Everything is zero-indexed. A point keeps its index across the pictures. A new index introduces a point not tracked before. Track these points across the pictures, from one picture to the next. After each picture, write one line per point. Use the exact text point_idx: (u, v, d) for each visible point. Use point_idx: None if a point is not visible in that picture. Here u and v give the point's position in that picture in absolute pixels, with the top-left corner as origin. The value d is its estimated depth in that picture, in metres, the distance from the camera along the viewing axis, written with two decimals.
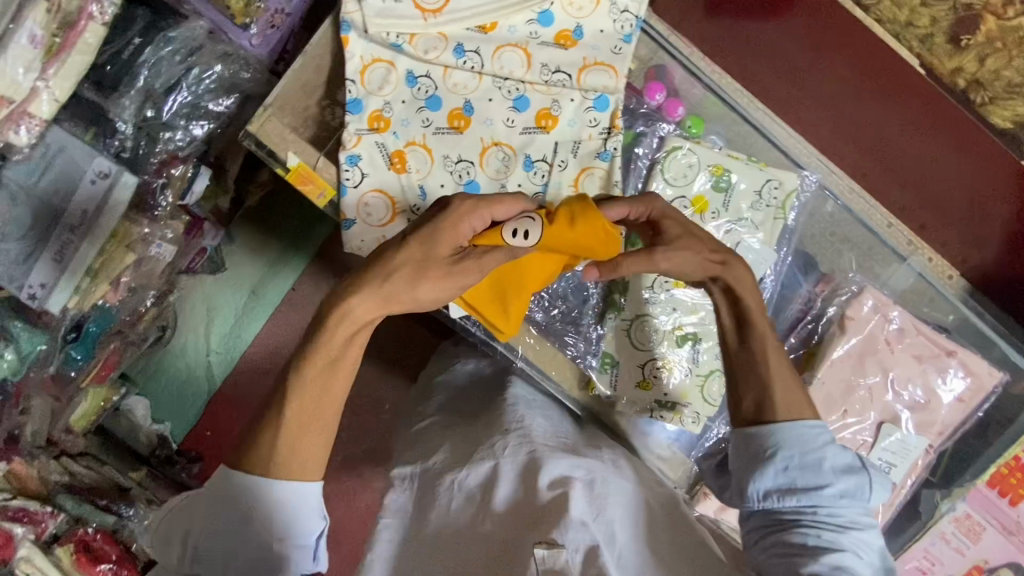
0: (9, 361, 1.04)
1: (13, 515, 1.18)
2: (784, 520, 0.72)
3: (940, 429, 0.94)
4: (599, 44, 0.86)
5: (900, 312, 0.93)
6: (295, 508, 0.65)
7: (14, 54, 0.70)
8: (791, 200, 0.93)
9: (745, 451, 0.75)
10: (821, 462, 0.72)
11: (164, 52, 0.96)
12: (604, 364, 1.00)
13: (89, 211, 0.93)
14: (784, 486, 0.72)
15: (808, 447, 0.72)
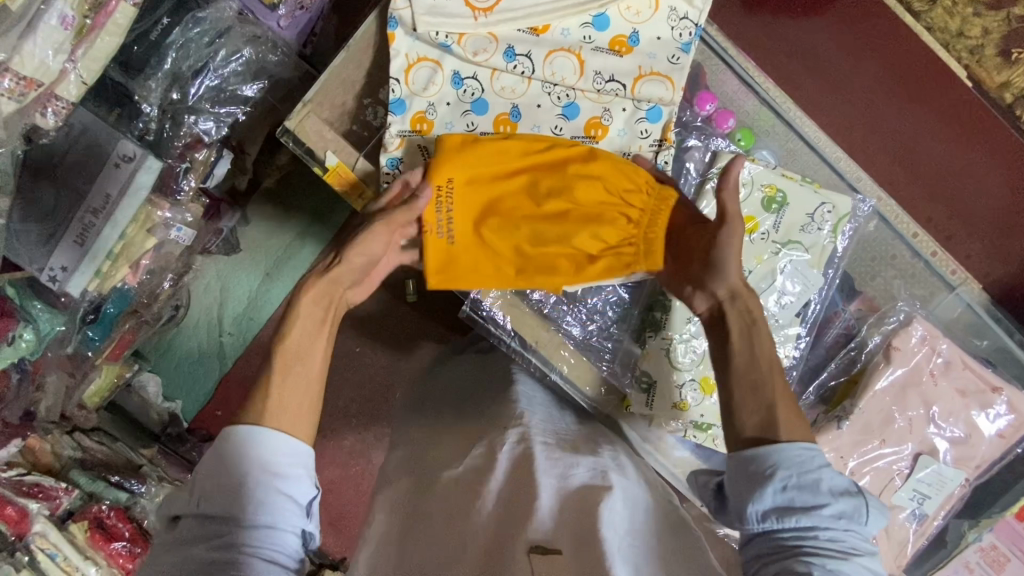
0: (28, 341, 1.00)
1: (27, 491, 1.17)
2: (785, 548, 0.61)
3: (978, 464, 0.88)
4: (655, 52, 0.83)
5: (949, 344, 0.87)
6: (296, 469, 0.63)
7: (43, 34, 0.67)
8: (843, 224, 0.88)
9: (742, 472, 0.65)
10: (819, 484, 0.62)
11: (192, 33, 0.92)
12: (641, 384, 0.89)
13: (111, 196, 0.89)
14: (782, 508, 0.62)
15: (806, 466, 0.63)
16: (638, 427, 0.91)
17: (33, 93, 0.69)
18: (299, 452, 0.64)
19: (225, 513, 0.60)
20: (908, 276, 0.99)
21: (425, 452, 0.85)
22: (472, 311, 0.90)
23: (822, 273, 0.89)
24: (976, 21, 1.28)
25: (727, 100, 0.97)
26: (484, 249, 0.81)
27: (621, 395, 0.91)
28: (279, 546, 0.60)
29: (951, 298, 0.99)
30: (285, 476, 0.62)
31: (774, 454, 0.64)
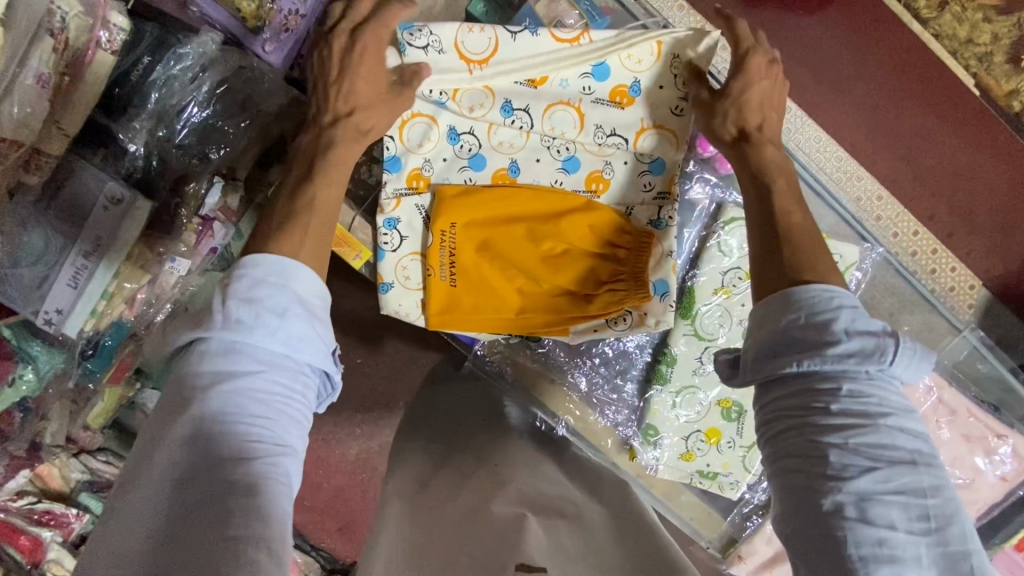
0: (29, 382, 1.00)
1: (40, 519, 1.23)
2: (796, 403, 0.60)
3: (981, 507, 0.91)
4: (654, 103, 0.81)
5: (954, 394, 0.88)
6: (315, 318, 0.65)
7: (22, 95, 0.64)
8: (848, 274, 0.88)
9: (765, 322, 0.63)
10: (832, 325, 0.59)
11: (174, 70, 0.90)
12: (647, 436, 0.88)
13: (102, 238, 0.88)
14: (795, 353, 0.60)
15: (817, 312, 0.60)
16: (645, 475, 0.89)
17: (16, 153, 0.67)
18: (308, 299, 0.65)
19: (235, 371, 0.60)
20: (918, 317, 0.95)
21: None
22: (476, 362, 0.93)
23: None
24: (985, 27, 1.27)
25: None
26: (486, 290, 0.82)
27: (627, 446, 0.89)
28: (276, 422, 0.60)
29: (958, 341, 0.96)
30: (314, 317, 0.64)
31: (788, 301, 0.62)
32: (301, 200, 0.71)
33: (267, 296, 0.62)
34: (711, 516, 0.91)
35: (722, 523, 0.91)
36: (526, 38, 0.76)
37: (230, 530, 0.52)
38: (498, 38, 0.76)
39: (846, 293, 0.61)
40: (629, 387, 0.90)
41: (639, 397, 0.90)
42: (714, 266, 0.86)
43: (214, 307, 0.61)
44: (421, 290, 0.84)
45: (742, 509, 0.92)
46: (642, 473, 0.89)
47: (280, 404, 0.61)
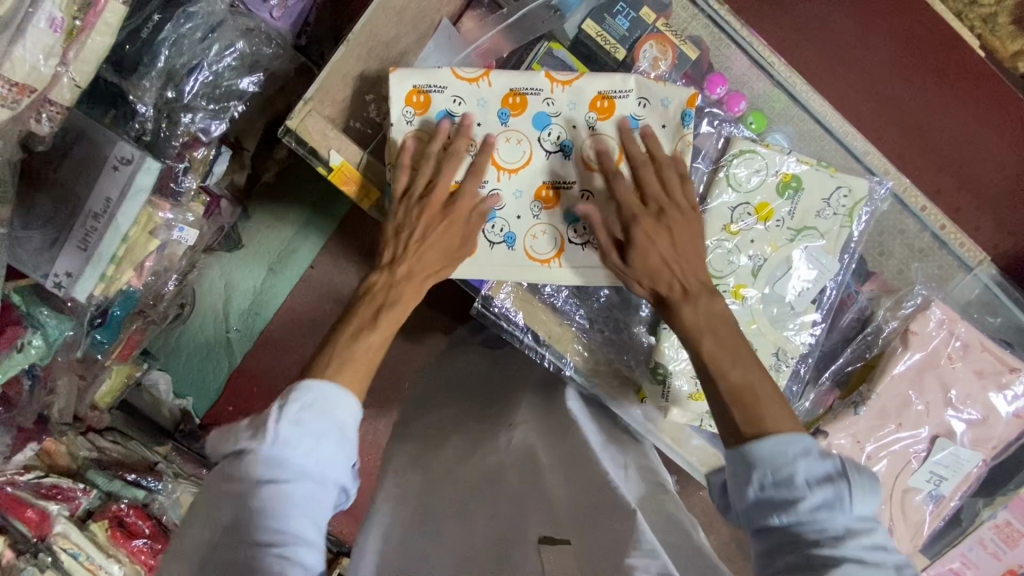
0: (38, 348, 0.98)
1: (47, 493, 1.13)
2: (790, 536, 0.57)
3: (995, 445, 0.87)
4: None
5: (967, 327, 0.86)
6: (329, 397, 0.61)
7: (33, 39, 0.65)
8: (859, 207, 0.83)
9: (742, 471, 0.62)
10: (795, 479, 0.58)
11: (184, 29, 0.90)
12: (656, 376, 0.86)
13: (112, 198, 0.87)
14: (765, 506, 0.59)
15: (780, 464, 0.59)
16: (658, 420, 0.88)
17: (26, 100, 0.68)
18: (323, 400, 0.61)
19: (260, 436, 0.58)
20: (929, 261, 0.96)
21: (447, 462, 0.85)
22: (483, 307, 0.87)
23: (838, 259, 0.85)
24: None
25: (739, 83, 0.95)
26: None
27: (637, 388, 0.88)
28: (306, 451, 0.58)
29: (969, 280, 0.97)
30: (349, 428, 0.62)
31: (746, 452, 0.62)
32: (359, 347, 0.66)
33: (289, 433, 0.58)
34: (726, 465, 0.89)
35: None
36: (498, 253, 0.80)
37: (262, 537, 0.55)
38: (477, 244, 0.80)
39: (803, 439, 0.60)
40: (637, 327, 0.90)
41: (649, 338, 0.89)
42: (723, 200, 0.84)
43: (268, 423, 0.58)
44: None
45: None
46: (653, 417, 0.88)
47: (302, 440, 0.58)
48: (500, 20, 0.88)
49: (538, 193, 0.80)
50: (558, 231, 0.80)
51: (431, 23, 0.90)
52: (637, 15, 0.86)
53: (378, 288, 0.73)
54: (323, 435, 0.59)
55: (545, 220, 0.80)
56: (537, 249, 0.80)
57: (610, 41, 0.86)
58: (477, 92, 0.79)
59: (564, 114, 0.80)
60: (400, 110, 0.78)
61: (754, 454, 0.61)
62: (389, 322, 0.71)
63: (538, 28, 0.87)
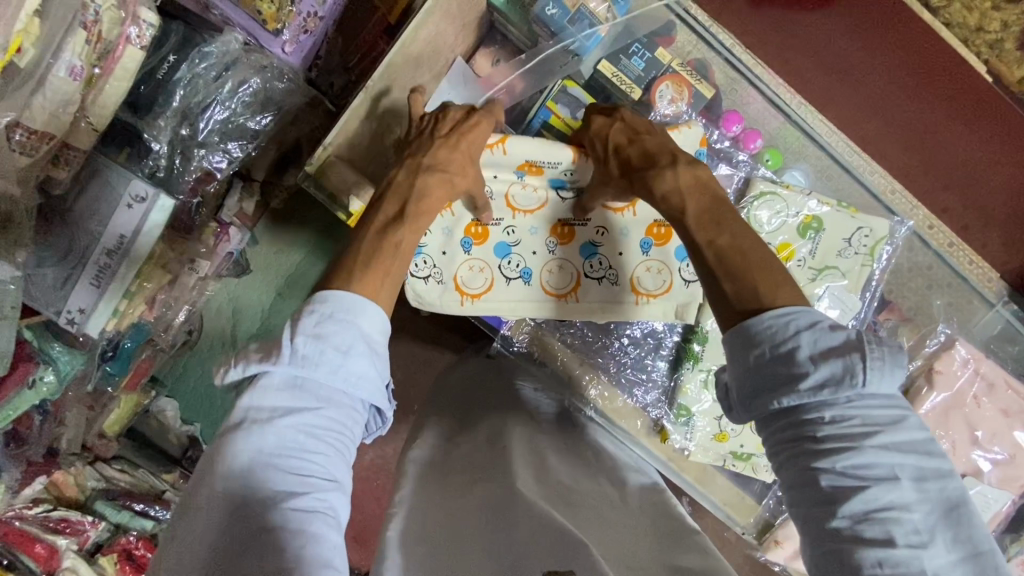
0: (49, 384, 0.98)
1: (55, 527, 1.14)
2: (793, 418, 0.54)
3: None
4: (657, 238, 0.83)
5: (991, 366, 0.86)
6: (352, 326, 0.57)
7: (54, 87, 0.66)
8: (880, 247, 0.84)
9: (741, 352, 0.56)
10: (796, 353, 0.53)
11: (199, 69, 0.92)
12: (678, 415, 0.87)
13: (126, 236, 0.87)
14: (767, 390, 0.54)
15: (777, 339, 0.54)
16: (679, 459, 0.88)
17: (44, 146, 0.69)
18: (345, 331, 0.57)
19: (276, 390, 0.55)
20: (948, 294, 0.96)
21: (447, 458, 0.73)
22: (503, 347, 0.91)
23: (859, 297, 0.85)
24: (994, 16, 1.06)
25: (752, 121, 0.95)
26: None
27: (659, 428, 0.88)
28: (331, 400, 0.56)
29: (992, 314, 0.96)
30: (379, 357, 0.59)
31: (745, 329, 0.57)
32: (389, 240, 0.65)
33: (312, 383, 0.56)
34: (747, 504, 0.89)
35: (758, 510, 0.89)
36: (515, 287, 0.82)
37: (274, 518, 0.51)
38: (493, 280, 0.82)
39: (809, 313, 0.55)
40: (658, 368, 0.90)
41: (669, 379, 0.89)
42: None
43: (283, 340, 0.56)
44: (450, 285, 0.82)
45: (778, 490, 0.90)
46: (675, 456, 0.88)
47: (318, 394, 0.56)
48: (518, 66, 0.88)
49: (554, 231, 0.83)
50: (575, 267, 0.82)
51: (446, 63, 0.91)
52: (652, 55, 0.88)
53: (400, 182, 0.69)
54: (348, 380, 0.56)
55: (561, 255, 0.83)
56: (554, 284, 0.82)
57: (626, 82, 0.88)
58: (492, 157, 0.80)
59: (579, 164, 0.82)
60: None
61: (752, 330, 0.56)
62: (412, 231, 0.67)
63: (557, 71, 0.88)
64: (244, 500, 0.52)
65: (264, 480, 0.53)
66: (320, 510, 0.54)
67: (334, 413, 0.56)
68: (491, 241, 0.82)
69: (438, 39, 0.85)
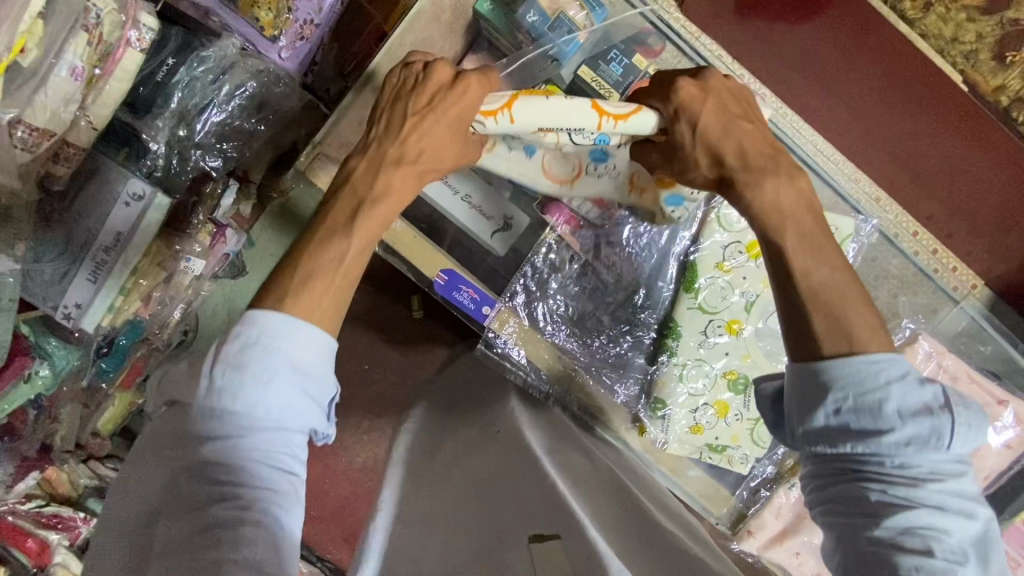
0: (44, 378, 1.00)
1: (47, 522, 1.14)
2: (853, 459, 0.57)
3: (987, 475, 0.89)
4: (664, 179, 0.82)
5: (955, 361, 0.88)
6: (274, 347, 0.57)
7: (54, 86, 0.69)
8: (846, 245, 0.87)
9: (813, 391, 0.59)
10: (882, 405, 0.56)
11: (197, 72, 0.94)
12: (655, 410, 0.89)
13: (123, 233, 0.90)
14: (836, 432, 0.57)
15: (864, 387, 0.56)
16: (657, 452, 0.90)
17: (46, 143, 0.72)
18: (269, 355, 0.57)
19: (208, 412, 0.57)
20: (917, 293, 0.99)
21: (442, 450, 0.85)
22: (487, 347, 0.92)
23: (828, 294, 0.88)
24: (970, 27, 1.11)
25: None
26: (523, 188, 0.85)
27: (637, 422, 0.90)
28: (257, 421, 0.56)
29: (957, 312, 0.99)
30: (309, 379, 0.59)
31: (824, 373, 0.58)
32: (328, 251, 0.64)
33: (236, 404, 0.56)
34: (723, 496, 0.91)
35: (732, 502, 0.92)
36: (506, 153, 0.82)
37: (191, 536, 0.52)
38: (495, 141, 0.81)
39: (896, 366, 0.57)
40: (638, 363, 0.91)
41: (648, 371, 0.90)
42: (714, 240, 0.87)
43: (211, 363, 0.58)
44: None
45: (749, 482, 0.92)
46: (653, 450, 0.90)
47: (246, 416, 0.56)
48: (501, 69, 0.91)
49: None
50: (580, 161, 0.83)
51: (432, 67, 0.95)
52: (630, 61, 0.90)
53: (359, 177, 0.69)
54: (274, 402, 0.56)
55: (568, 151, 0.82)
56: (554, 166, 0.83)
57: (606, 86, 0.90)
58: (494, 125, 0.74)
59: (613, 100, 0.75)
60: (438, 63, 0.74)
61: (831, 377, 0.58)
62: (362, 234, 0.66)
63: (538, 74, 0.91)
64: (188, 475, 0.56)
65: (198, 476, 0.55)
66: (243, 527, 0.53)
67: (267, 436, 0.57)
68: (491, 121, 0.79)
69: (424, 45, 0.89)
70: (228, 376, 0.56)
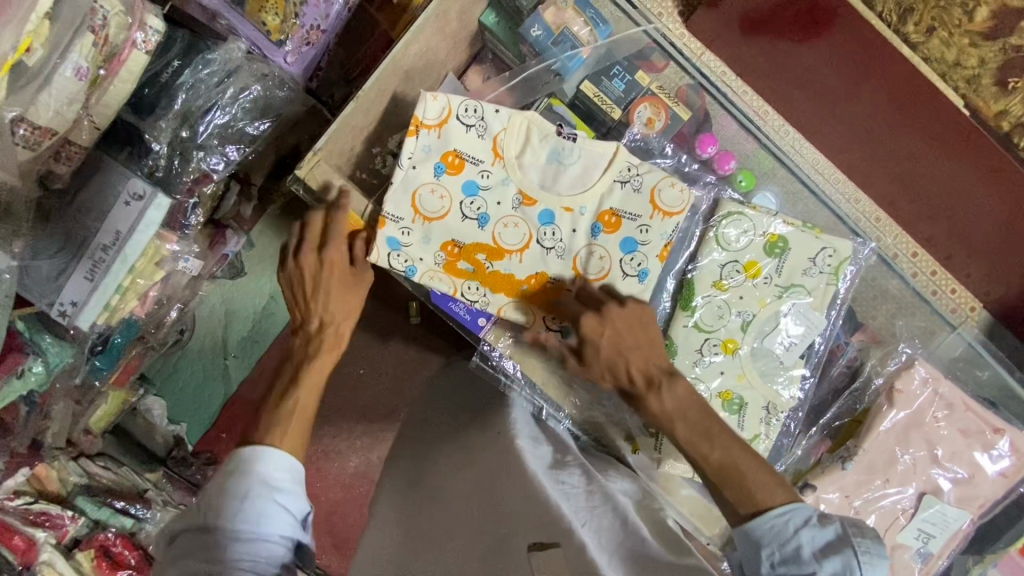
0: (38, 374, 0.98)
1: (35, 519, 1.09)
2: None
3: (982, 504, 0.88)
4: (607, 225, 0.85)
5: (951, 387, 0.88)
6: (259, 466, 0.67)
7: (59, 87, 0.69)
8: (844, 267, 0.87)
9: (748, 550, 0.66)
10: (799, 552, 0.63)
11: (202, 74, 0.94)
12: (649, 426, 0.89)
13: (121, 231, 0.89)
14: None
15: (780, 538, 0.65)
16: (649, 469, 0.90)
17: (47, 141, 0.72)
18: (255, 472, 0.66)
19: (201, 529, 0.63)
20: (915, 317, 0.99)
21: (433, 467, 0.84)
22: (482, 359, 0.92)
23: (825, 315, 0.88)
24: (972, 52, 1.06)
25: (729, 144, 1.00)
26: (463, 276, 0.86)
27: (631, 437, 0.91)
28: (244, 527, 0.63)
29: (954, 338, 1.00)
30: (284, 491, 0.67)
31: (750, 530, 0.67)
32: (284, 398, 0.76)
33: (227, 514, 0.63)
34: (713, 514, 0.90)
35: (723, 521, 0.90)
36: (467, 227, 0.84)
37: None
38: (451, 210, 0.84)
39: (798, 510, 0.66)
40: None
41: None
42: (712, 259, 0.87)
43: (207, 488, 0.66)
44: (411, 196, 0.83)
45: None
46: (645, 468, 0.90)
47: (235, 522, 0.62)
48: (503, 82, 0.92)
49: (523, 195, 0.85)
50: (530, 229, 0.85)
51: (438, 77, 0.96)
52: (633, 78, 0.91)
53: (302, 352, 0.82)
54: (259, 508, 0.64)
55: (520, 215, 0.85)
56: (505, 238, 0.85)
57: (607, 101, 0.91)
58: (445, 225, 0.84)
59: (569, 216, 0.85)
60: (431, 129, 0.83)
61: (757, 532, 0.66)
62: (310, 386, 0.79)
63: (540, 88, 0.91)
64: None
65: None
66: None
67: (251, 541, 0.62)
68: (462, 177, 0.84)
69: (430, 56, 0.89)
70: (224, 492, 0.64)
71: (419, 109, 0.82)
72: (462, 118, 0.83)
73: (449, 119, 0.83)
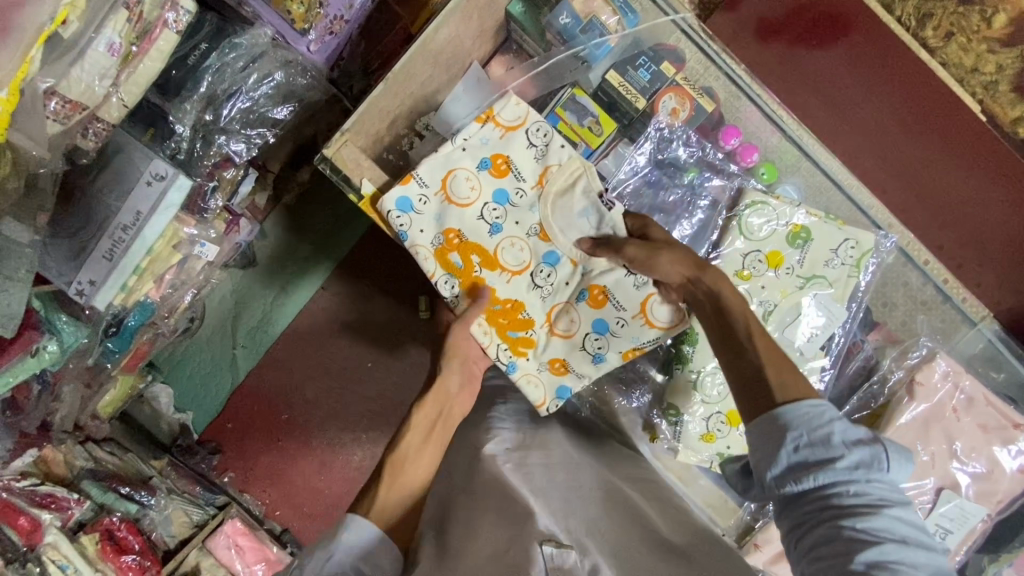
0: (52, 353, 0.97)
1: (41, 501, 1.07)
2: (818, 496, 0.61)
3: (1001, 499, 0.88)
4: (593, 299, 0.87)
5: (972, 382, 0.88)
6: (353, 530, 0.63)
7: (92, 61, 0.70)
8: (866, 259, 0.88)
9: (766, 434, 0.64)
10: (831, 438, 0.61)
11: (228, 58, 0.95)
12: (668, 416, 0.91)
13: (142, 213, 0.89)
14: (798, 469, 0.62)
15: (814, 423, 0.62)
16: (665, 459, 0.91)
17: (77, 116, 0.73)
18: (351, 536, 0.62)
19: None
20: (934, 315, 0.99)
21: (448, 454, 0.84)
22: None
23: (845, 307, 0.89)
24: (990, 58, 1.08)
25: (752, 137, 1.00)
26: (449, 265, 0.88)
27: (649, 427, 0.93)
28: None
29: (974, 334, 1.00)
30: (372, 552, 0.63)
31: (779, 416, 0.64)
32: None
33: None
34: (730, 506, 0.92)
35: (740, 512, 0.92)
36: (478, 226, 0.85)
37: None
38: (473, 203, 0.85)
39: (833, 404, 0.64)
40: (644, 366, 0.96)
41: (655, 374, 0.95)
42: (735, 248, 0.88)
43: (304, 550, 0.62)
44: (448, 174, 0.84)
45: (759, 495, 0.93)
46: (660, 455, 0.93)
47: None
48: (530, 67, 0.93)
49: (541, 232, 0.85)
50: (532, 260, 0.86)
51: (461, 66, 0.97)
52: (658, 68, 0.92)
53: None
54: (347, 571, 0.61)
55: (530, 244, 0.86)
56: (506, 256, 0.86)
57: (632, 91, 0.91)
58: (457, 214, 0.84)
59: (568, 273, 0.87)
60: (492, 131, 0.84)
61: (787, 415, 0.63)
62: None
63: (567, 75, 0.93)
64: None
65: None
66: None
67: None
68: (501, 184, 0.85)
69: (456, 43, 0.90)
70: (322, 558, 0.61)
71: (500, 105, 0.83)
72: (530, 135, 0.84)
73: (520, 129, 0.84)
